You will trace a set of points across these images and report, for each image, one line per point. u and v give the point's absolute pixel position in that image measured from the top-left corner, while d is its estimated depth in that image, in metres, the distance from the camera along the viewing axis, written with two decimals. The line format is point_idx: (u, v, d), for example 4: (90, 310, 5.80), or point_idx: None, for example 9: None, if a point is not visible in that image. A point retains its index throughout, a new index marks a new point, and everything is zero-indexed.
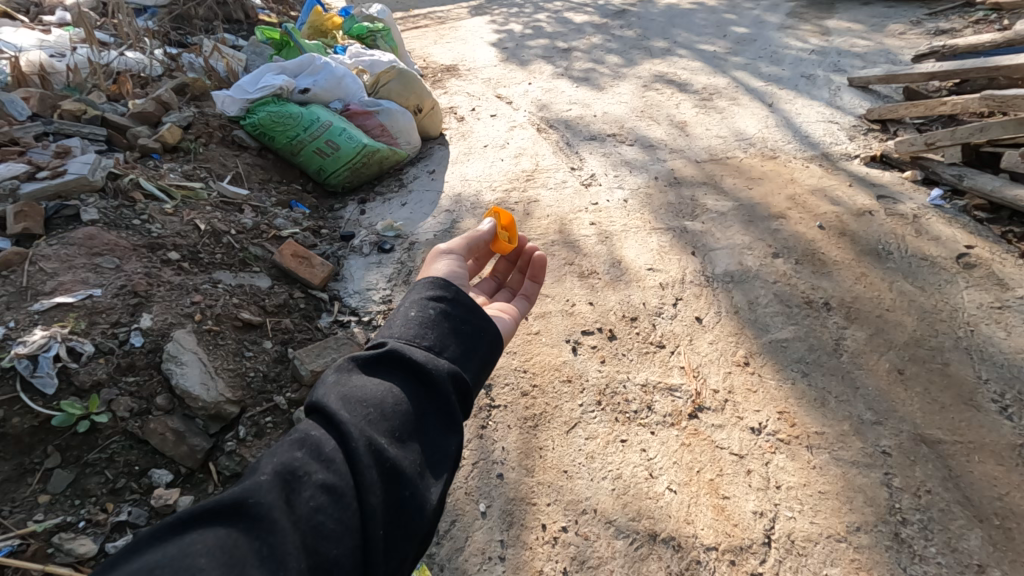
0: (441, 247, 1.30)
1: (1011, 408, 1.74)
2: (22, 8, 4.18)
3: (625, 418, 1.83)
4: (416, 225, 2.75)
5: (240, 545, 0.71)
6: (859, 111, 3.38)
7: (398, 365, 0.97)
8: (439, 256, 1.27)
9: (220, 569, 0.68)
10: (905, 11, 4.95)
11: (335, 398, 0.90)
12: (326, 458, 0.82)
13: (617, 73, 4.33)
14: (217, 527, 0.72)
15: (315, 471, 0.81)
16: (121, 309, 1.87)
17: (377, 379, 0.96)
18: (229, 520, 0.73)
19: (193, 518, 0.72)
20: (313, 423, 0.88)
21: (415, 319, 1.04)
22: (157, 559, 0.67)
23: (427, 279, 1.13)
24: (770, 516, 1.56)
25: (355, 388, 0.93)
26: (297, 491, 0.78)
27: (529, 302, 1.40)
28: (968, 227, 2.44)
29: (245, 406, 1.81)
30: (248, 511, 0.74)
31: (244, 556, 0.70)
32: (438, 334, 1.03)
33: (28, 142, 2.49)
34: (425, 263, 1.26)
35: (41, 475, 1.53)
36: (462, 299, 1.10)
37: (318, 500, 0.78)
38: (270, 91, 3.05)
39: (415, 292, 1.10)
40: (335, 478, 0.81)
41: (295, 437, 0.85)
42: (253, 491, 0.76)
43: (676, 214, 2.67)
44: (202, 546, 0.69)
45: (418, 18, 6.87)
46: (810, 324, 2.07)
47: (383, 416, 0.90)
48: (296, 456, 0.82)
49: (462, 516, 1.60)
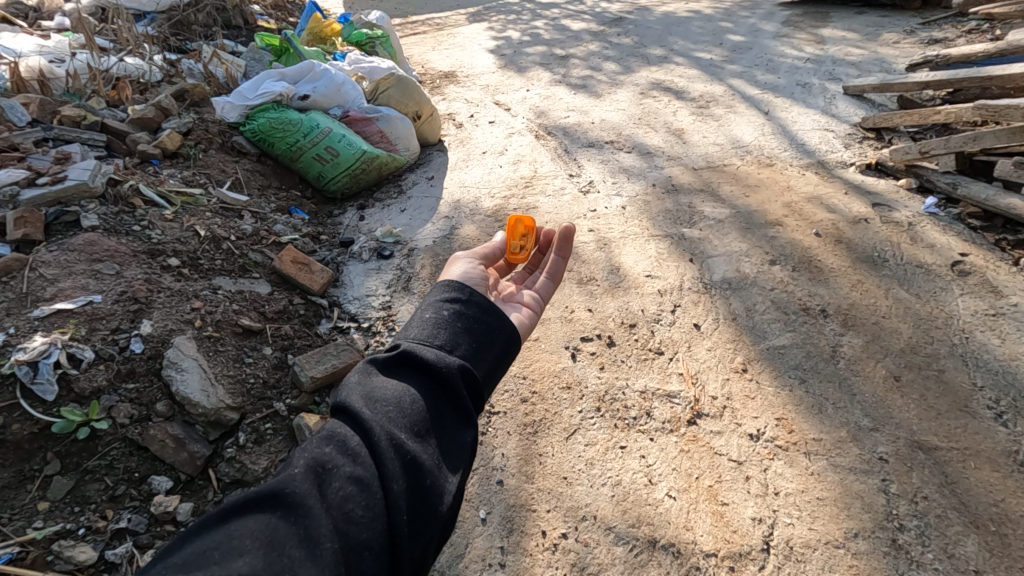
0: (460, 254, 1.34)
1: (1006, 415, 1.76)
2: (21, 14, 4.20)
3: (625, 424, 1.84)
4: (416, 230, 2.76)
5: (279, 529, 0.73)
6: (854, 119, 3.42)
7: (414, 364, 0.98)
8: (457, 263, 1.31)
9: (262, 551, 0.70)
10: (898, 20, 5.01)
11: (357, 397, 0.92)
12: (352, 452, 0.84)
13: (614, 80, 4.36)
14: (257, 514, 0.74)
15: (342, 464, 0.82)
16: (121, 316, 1.87)
17: (395, 379, 0.97)
18: (267, 508, 0.75)
19: (235, 508, 0.74)
20: (338, 421, 0.90)
21: (430, 321, 1.05)
22: (204, 545, 0.70)
23: (442, 282, 1.15)
24: (769, 522, 1.57)
25: (376, 388, 0.94)
26: (327, 481, 0.80)
27: (553, 282, 1.38)
28: (962, 235, 2.46)
29: (245, 412, 1.81)
30: (285, 500, 0.76)
31: (283, 539, 0.72)
32: (452, 333, 1.03)
33: (28, 147, 2.50)
34: (445, 270, 1.30)
35: (41, 482, 1.53)
36: (476, 297, 1.10)
37: (347, 489, 0.79)
38: (270, 97, 3.06)
39: (430, 295, 1.12)
40: (360, 470, 0.82)
41: (322, 434, 0.87)
42: (287, 483, 0.78)
43: (674, 221, 2.69)
44: (244, 532, 0.72)
45: (417, 24, 6.91)
46: (807, 330, 2.09)
47: (404, 412, 0.91)
48: (324, 451, 0.83)
49: (462, 523, 1.61)
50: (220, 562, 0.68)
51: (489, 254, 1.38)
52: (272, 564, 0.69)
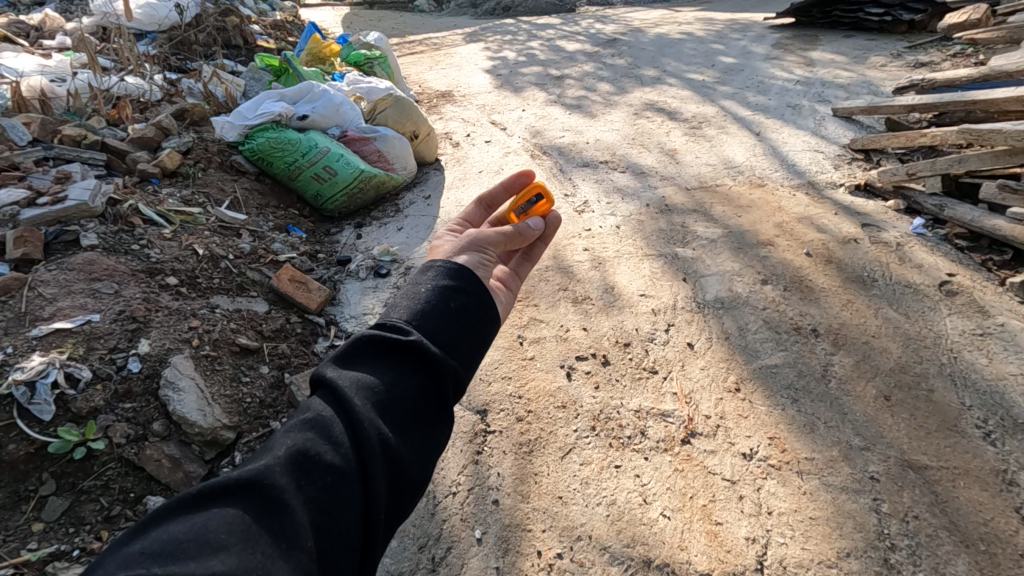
0: (474, 238, 1.15)
1: (994, 434, 1.79)
2: (23, 33, 4.26)
3: (619, 443, 1.85)
4: (412, 249, 2.79)
5: (255, 523, 0.71)
6: (843, 141, 3.49)
7: (408, 354, 0.93)
8: (464, 250, 1.13)
9: (238, 547, 0.67)
10: (885, 43, 5.13)
11: (347, 381, 0.87)
12: (336, 439, 0.81)
13: (608, 101, 4.44)
14: (234, 505, 0.72)
15: (324, 452, 0.79)
16: (119, 335, 1.88)
17: (385, 365, 0.91)
18: (245, 498, 0.72)
19: (213, 494, 0.72)
20: (322, 403, 0.86)
21: (432, 308, 0.98)
22: (179, 533, 0.67)
23: (446, 265, 1.06)
24: (762, 541, 1.58)
25: (367, 374, 0.89)
26: (307, 473, 0.77)
27: (529, 262, 1.33)
28: (950, 255, 2.51)
29: (241, 432, 1.82)
30: (264, 492, 0.73)
31: (257, 535, 0.70)
32: (451, 327, 0.97)
33: (29, 167, 2.52)
34: (451, 251, 1.13)
35: (35, 503, 1.53)
36: (479, 291, 1.04)
37: (325, 480, 0.77)
38: (270, 117, 3.10)
39: (432, 276, 1.03)
40: (342, 461, 0.79)
41: (306, 417, 0.84)
42: (267, 472, 0.75)
43: (667, 241, 2.73)
44: (220, 522, 0.69)
45: (414, 45, 7.02)
46: (799, 349, 2.12)
47: (393, 404, 0.87)
48: (307, 437, 0.80)
49: (457, 543, 1.61)
50: (198, 557, 0.65)
51: (503, 237, 1.19)
52: (247, 561, 0.67)
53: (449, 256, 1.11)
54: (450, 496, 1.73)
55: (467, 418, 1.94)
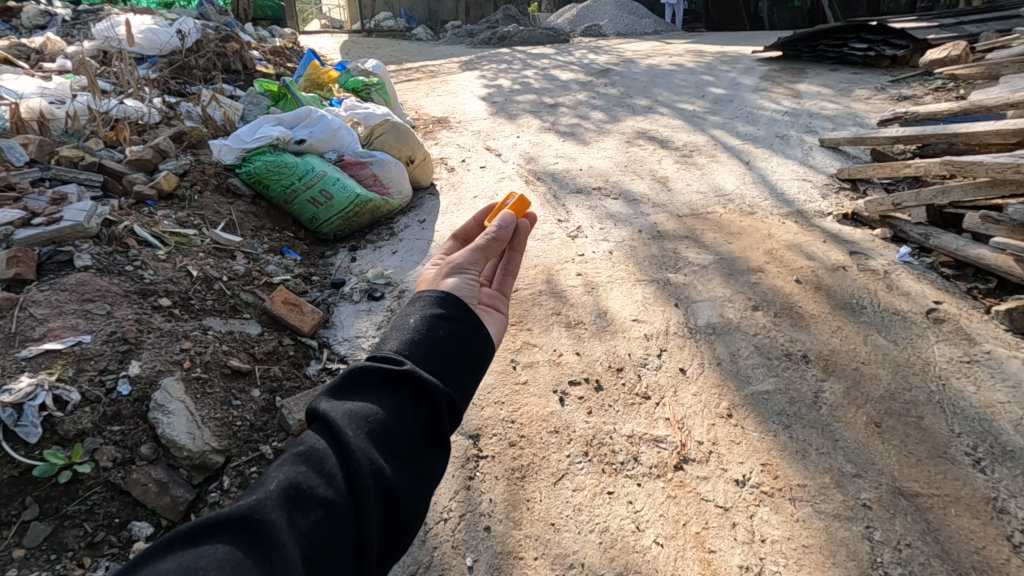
0: (454, 257, 1.14)
1: (984, 461, 1.80)
2: (23, 55, 4.31)
3: (612, 469, 1.85)
4: (406, 273, 2.79)
5: (246, 560, 0.70)
6: (830, 170, 3.57)
7: (403, 383, 0.92)
8: (451, 270, 1.12)
9: None
10: (870, 77, 5.29)
11: (341, 412, 0.87)
12: (328, 472, 0.81)
13: (601, 129, 4.53)
14: (226, 540, 0.71)
15: (317, 486, 0.79)
16: (109, 356, 1.86)
17: (375, 397, 0.91)
18: (235, 536, 0.72)
19: (202, 530, 0.71)
20: (316, 436, 0.86)
21: (422, 338, 0.98)
22: (169, 570, 0.66)
23: (434, 295, 1.06)
24: (756, 570, 1.57)
25: (360, 405, 0.89)
26: (299, 506, 0.77)
27: (509, 275, 1.25)
28: (936, 283, 2.56)
29: (230, 456, 1.79)
30: (254, 528, 0.73)
31: (247, 570, 0.69)
32: (443, 354, 0.97)
33: (25, 188, 2.54)
34: (435, 276, 1.12)
35: (17, 528, 1.50)
36: (468, 318, 1.04)
37: (317, 515, 0.77)
38: (266, 142, 3.15)
39: (421, 306, 1.04)
40: (335, 494, 0.79)
41: (299, 450, 0.84)
42: (258, 508, 0.74)
43: (659, 267, 2.76)
44: (211, 560, 0.68)
45: (411, 72, 7.16)
46: (789, 375, 2.13)
47: (386, 435, 0.87)
48: (299, 471, 0.81)
49: (449, 571, 1.59)
50: None
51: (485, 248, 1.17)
52: None
53: (436, 282, 1.11)
54: (442, 523, 1.70)
55: (461, 443, 1.92)
